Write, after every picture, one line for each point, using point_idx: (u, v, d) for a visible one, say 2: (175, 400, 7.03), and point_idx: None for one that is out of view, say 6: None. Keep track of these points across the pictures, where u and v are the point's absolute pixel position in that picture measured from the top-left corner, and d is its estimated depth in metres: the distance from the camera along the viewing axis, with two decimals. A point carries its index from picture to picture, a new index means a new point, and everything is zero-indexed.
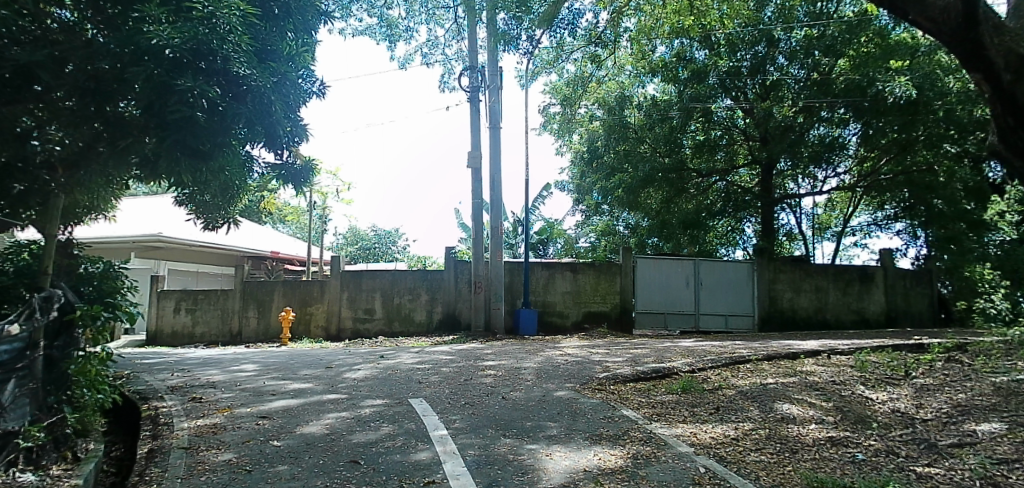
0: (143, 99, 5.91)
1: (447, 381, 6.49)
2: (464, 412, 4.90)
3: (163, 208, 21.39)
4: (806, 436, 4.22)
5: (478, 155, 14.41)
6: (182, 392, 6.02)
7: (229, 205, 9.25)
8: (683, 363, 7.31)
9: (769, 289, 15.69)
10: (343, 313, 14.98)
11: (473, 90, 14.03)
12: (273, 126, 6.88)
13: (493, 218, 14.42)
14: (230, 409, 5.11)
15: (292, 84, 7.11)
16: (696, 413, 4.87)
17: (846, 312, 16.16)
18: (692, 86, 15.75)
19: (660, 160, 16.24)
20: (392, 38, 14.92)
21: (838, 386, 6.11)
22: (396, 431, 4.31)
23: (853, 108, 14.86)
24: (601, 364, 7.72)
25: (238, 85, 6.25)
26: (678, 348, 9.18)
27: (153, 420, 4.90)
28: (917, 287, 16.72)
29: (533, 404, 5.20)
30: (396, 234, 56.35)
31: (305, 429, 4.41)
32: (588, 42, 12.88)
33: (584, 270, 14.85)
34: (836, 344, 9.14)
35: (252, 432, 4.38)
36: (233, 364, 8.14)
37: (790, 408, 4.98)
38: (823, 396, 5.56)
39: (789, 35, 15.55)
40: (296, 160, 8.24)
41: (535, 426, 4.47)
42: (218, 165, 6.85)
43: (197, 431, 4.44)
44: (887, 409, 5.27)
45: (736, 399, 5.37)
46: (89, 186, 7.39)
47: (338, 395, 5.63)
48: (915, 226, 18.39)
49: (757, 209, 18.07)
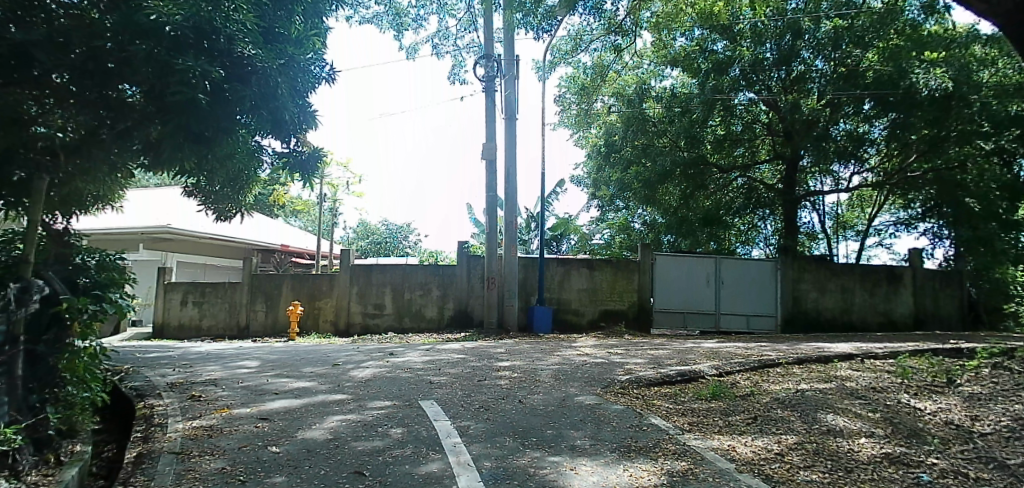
0: (146, 81, 5.63)
1: (460, 382, 6.12)
2: (479, 418, 4.53)
3: (171, 199, 21.24)
4: (860, 452, 3.80)
5: (493, 147, 14.00)
6: (181, 389, 5.70)
7: (240, 195, 8.92)
8: (710, 366, 6.88)
9: (793, 289, 15.16)
10: (353, 308, 14.69)
11: (489, 79, 13.64)
12: (280, 111, 6.49)
13: (508, 213, 14.04)
14: (228, 409, 4.78)
15: (300, 67, 6.68)
16: (732, 423, 4.46)
17: (873, 314, 15.61)
18: (713, 78, 15.19)
19: (680, 155, 15.82)
20: (401, 27, 14.58)
21: (880, 394, 5.65)
22: (404, 438, 3.95)
23: (882, 101, 14.15)
24: (622, 366, 7.30)
25: (242, 66, 5.92)
26: (701, 350, 8.75)
27: (147, 419, 4.57)
28: (946, 289, 16.13)
29: (552, 410, 4.81)
30: (408, 228, 56.12)
31: (307, 434, 4.06)
32: (608, 30, 12.37)
33: (600, 267, 14.49)
34: (870, 348, 8.64)
35: (250, 436, 4.04)
36: (235, 360, 7.81)
37: (835, 418, 4.54)
38: (868, 406, 5.10)
39: (819, 26, 14.78)
40: (303, 148, 7.85)
41: (556, 435, 4.08)
42: (221, 152, 6.53)
43: (191, 434, 4.10)
44: (940, 420, 4.78)
45: (774, 407, 4.94)
46: (92, 174, 7.04)
47: (343, 396, 5.28)
48: (942, 226, 17.67)
49: (779, 207, 17.44)
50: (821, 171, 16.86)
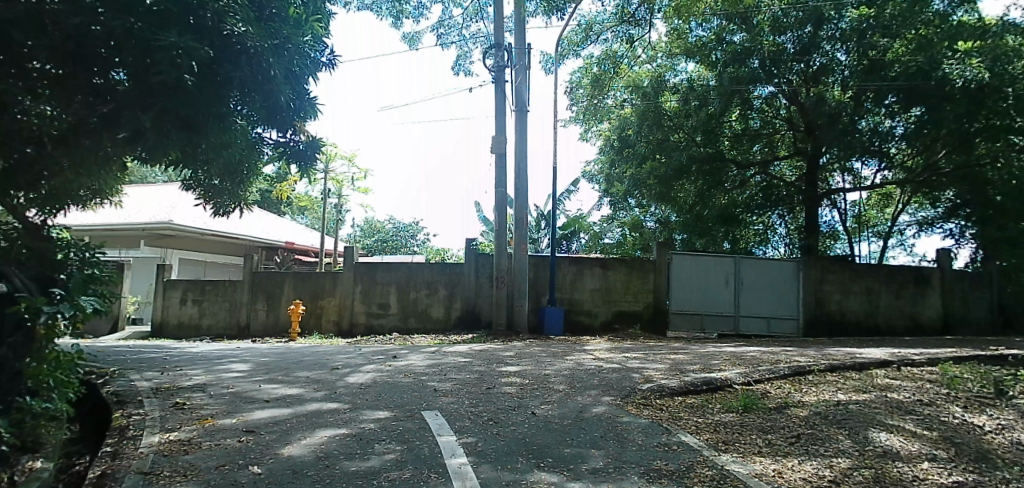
0: (130, 63, 5.21)
1: (466, 389, 5.65)
2: (488, 433, 4.06)
3: (173, 195, 20.92)
4: (927, 481, 3.28)
5: (504, 140, 13.53)
6: (167, 395, 5.25)
7: (241, 190, 8.44)
8: (737, 373, 6.37)
9: (816, 291, 14.56)
10: (357, 307, 14.26)
11: (499, 69, 13.18)
12: (272, 96, 6.02)
13: (518, 210, 13.54)
14: (212, 419, 4.31)
15: (297, 50, 6.19)
16: (773, 442, 3.95)
17: (900, 317, 15.01)
18: (732, 69, 14.48)
19: (697, 150, 15.25)
20: (401, 15, 14.13)
21: (930, 408, 5.11)
22: (403, 457, 3.48)
23: (909, 95, 13.36)
24: (640, 372, 6.77)
25: (231, 45, 5.52)
26: (723, 354, 8.24)
27: (122, 429, 4.11)
28: (976, 291, 15.50)
29: (568, 424, 4.31)
30: (417, 226, 55.83)
31: (294, 451, 3.59)
32: (620, 21, 12.66)
33: (614, 267, 14.00)
34: (905, 354, 8.12)
35: (230, 452, 3.58)
36: (226, 363, 7.34)
37: (889, 438, 4.01)
38: (922, 422, 4.56)
39: (843, 14, 14.06)
40: (300, 137, 7.37)
41: (574, 455, 3.61)
42: (215, 141, 6.12)
43: (164, 449, 3.64)
44: (1007, 440, 4.22)
45: (818, 423, 4.42)
46: (86, 169, 6.67)
47: (338, 405, 4.82)
48: (965, 227, 16.92)
49: (798, 205, 16.79)
50: (842, 170, 16.26)
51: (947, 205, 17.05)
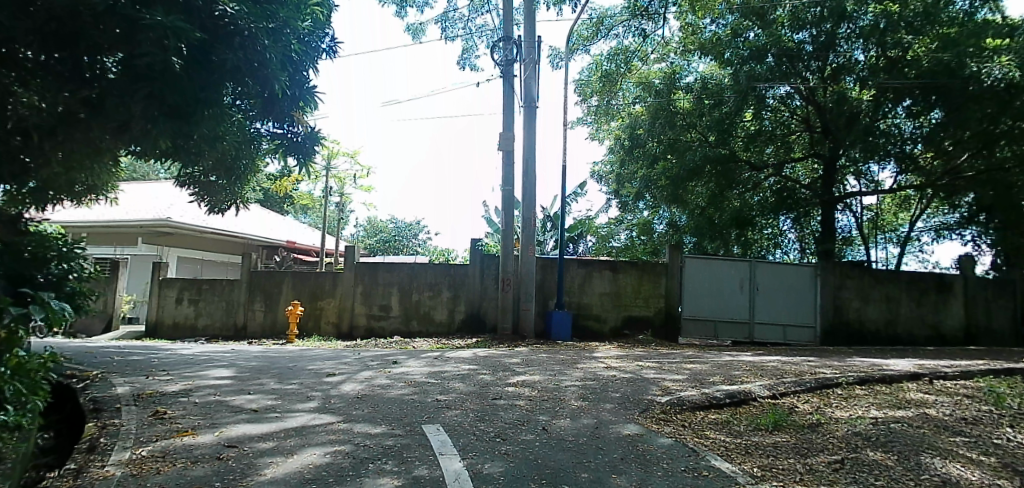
0: (114, 44, 4.86)
1: (469, 401, 5.25)
2: (495, 452, 3.67)
3: (173, 192, 20.59)
4: None
5: (512, 137, 13.12)
6: (148, 402, 4.87)
7: (239, 187, 8.04)
8: (760, 385, 5.95)
9: (833, 298, 14.09)
10: (357, 308, 13.89)
11: (507, 63, 12.76)
12: (268, 83, 5.61)
13: (525, 210, 13.10)
14: (192, 432, 3.94)
15: (295, 35, 5.80)
16: (815, 468, 3.53)
17: (920, 326, 14.53)
18: (749, 67, 14.07)
19: (710, 151, 14.82)
20: (406, 6, 13.78)
21: (978, 428, 4.68)
22: (399, 482, 3.07)
23: (933, 91, 12.82)
24: (656, 383, 6.37)
25: (222, 25, 5.14)
26: (742, 364, 7.81)
27: (93, 442, 3.72)
28: (997, 300, 15.06)
29: (584, 443, 3.91)
30: (419, 226, 55.48)
31: (277, 473, 3.20)
32: (632, 14, 12.17)
33: (625, 270, 13.58)
34: (935, 366, 7.71)
35: (207, 473, 3.19)
36: (217, 368, 6.93)
37: (946, 465, 3.58)
38: (976, 446, 4.11)
39: (863, 10, 13.63)
40: (299, 128, 6.96)
41: (593, 480, 3.20)
42: (210, 132, 5.60)
43: (135, 468, 3.25)
44: None
45: (862, 446, 3.98)
46: (79, 163, 6.19)
47: (332, 418, 4.43)
48: (982, 235, 16.56)
49: (813, 209, 16.34)
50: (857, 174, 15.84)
51: (965, 210, 16.40)
